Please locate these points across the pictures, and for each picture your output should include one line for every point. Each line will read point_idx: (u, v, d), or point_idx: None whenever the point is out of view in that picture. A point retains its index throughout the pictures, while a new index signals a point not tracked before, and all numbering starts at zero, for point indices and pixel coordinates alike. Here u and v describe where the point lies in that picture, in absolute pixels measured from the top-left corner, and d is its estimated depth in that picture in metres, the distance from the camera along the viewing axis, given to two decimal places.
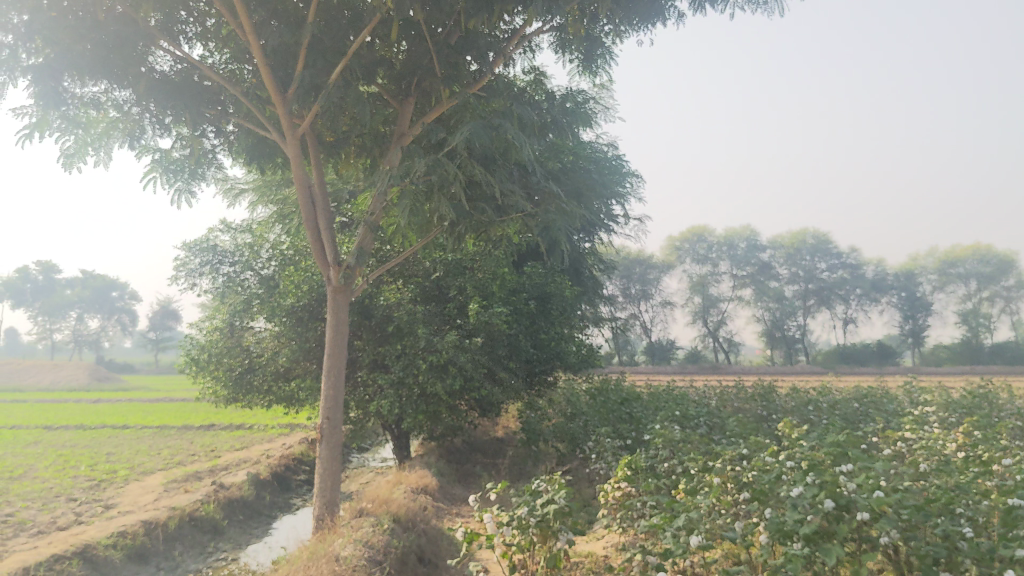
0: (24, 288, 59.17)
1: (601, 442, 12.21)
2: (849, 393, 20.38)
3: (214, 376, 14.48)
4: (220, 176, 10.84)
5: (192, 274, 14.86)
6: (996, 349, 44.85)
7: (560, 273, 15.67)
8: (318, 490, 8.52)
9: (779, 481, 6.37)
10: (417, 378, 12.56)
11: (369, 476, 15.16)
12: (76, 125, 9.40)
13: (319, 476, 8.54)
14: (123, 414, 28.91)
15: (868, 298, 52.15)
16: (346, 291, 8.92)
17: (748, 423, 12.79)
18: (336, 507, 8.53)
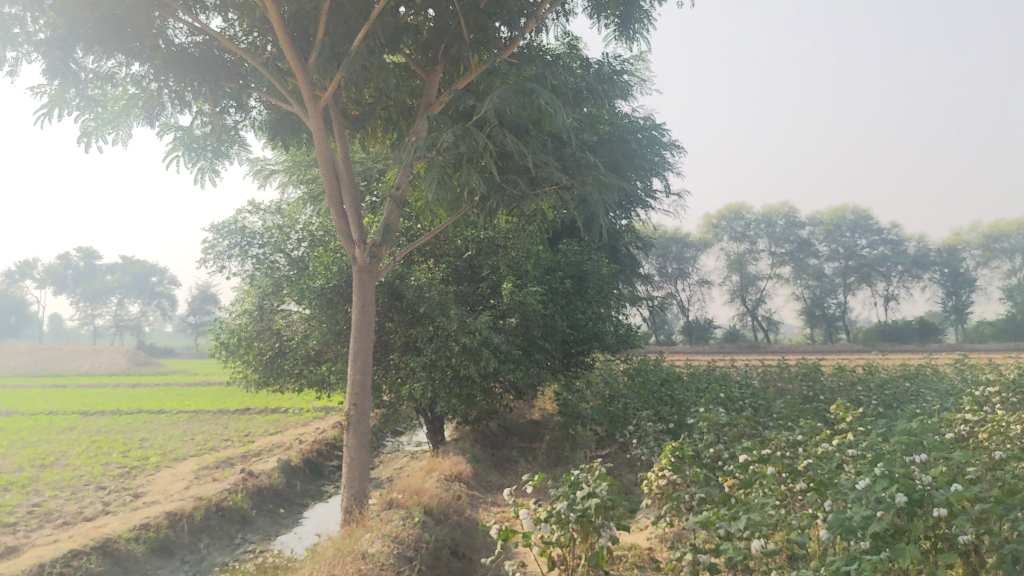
0: (64, 273, 59.70)
1: (642, 426, 11.75)
2: (896, 372, 19.71)
3: (244, 360, 14.17)
4: (244, 154, 10.46)
5: (221, 257, 14.49)
6: None
7: (597, 251, 15.17)
8: (346, 480, 8.18)
9: (839, 471, 5.87)
10: (450, 361, 12.16)
11: (403, 461, 14.82)
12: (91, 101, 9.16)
13: (347, 466, 8.18)
14: (160, 398, 28.92)
15: (910, 275, 51.05)
16: (373, 272, 8.53)
17: (794, 405, 12.28)
18: (365, 499, 8.16)
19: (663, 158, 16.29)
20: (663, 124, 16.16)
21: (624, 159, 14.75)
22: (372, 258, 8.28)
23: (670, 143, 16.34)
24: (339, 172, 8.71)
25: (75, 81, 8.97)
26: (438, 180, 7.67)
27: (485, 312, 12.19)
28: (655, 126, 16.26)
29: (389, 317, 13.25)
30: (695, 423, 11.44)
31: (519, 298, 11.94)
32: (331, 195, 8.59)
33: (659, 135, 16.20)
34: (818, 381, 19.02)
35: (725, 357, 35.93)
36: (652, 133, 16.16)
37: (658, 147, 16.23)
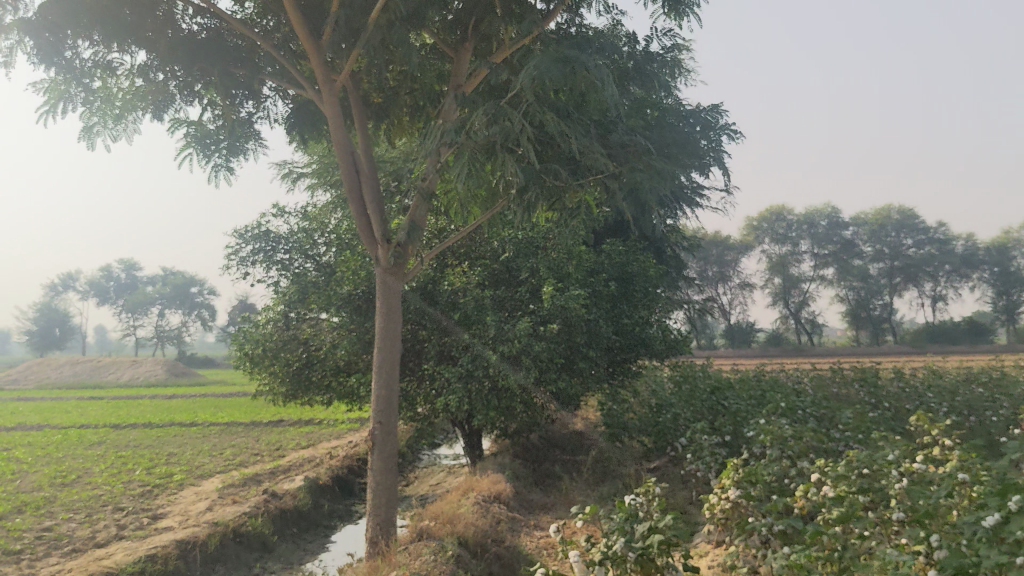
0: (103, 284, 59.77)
1: (696, 439, 10.84)
2: (959, 376, 18.55)
3: (270, 372, 13.44)
4: (262, 152, 9.67)
5: (243, 264, 13.58)
6: None
7: (642, 250, 14.24)
8: (371, 507, 7.40)
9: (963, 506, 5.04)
10: (487, 370, 11.33)
11: (439, 476, 13.99)
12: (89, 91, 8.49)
13: (372, 492, 7.40)
14: (194, 410, 28.32)
15: (958, 274, 49.46)
16: (398, 273, 7.74)
17: (859, 416, 11.30)
18: (393, 528, 7.36)
19: (714, 146, 15.26)
20: (718, 110, 15.08)
21: (672, 148, 13.76)
22: (397, 260, 7.47)
23: (724, 129, 15.27)
24: (359, 162, 7.93)
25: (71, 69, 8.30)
26: (471, 162, 6.85)
27: (524, 317, 11.33)
28: (709, 111, 15.17)
29: (422, 325, 12.44)
30: (753, 437, 10.52)
31: (561, 301, 11.09)
32: (351, 187, 7.80)
33: (712, 120, 15.12)
34: (875, 387, 17.93)
35: (773, 361, 34.77)
36: (704, 118, 15.10)
37: (709, 133, 15.20)
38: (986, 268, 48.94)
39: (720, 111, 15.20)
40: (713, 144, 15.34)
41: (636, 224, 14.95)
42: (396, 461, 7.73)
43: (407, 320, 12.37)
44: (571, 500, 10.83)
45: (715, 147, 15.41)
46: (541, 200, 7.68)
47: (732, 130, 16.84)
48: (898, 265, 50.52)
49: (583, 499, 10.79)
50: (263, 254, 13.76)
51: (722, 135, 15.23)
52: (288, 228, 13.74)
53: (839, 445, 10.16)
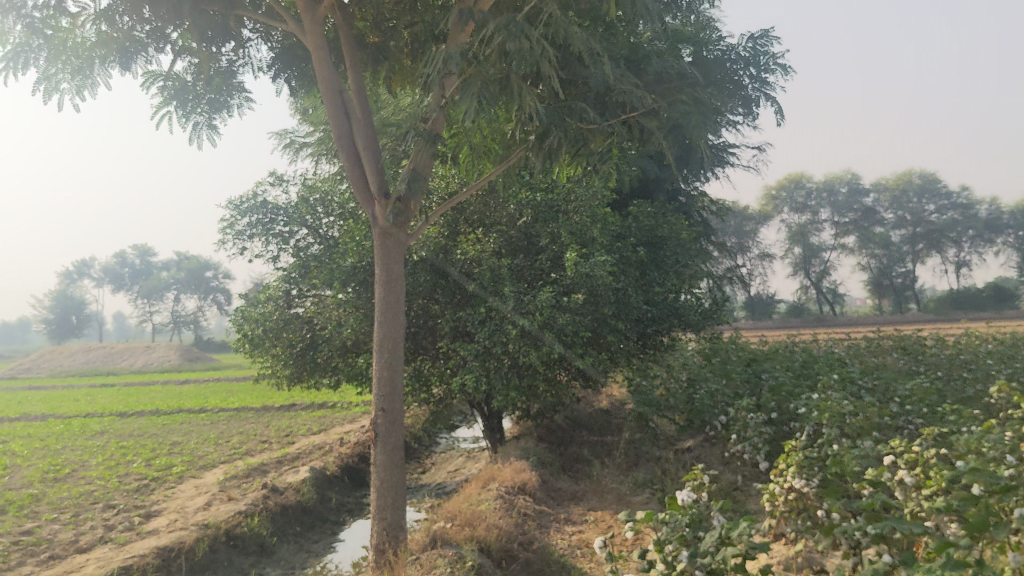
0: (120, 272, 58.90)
1: (741, 419, 9.78)
2: (1004, 343, 17.37)
3: (272, 354, 12.43)
4: (249, 107, 8.56)
5: (239, 238, 12.56)
6: None
7: (672, 213, 13.15)
8: (376, 509, 6.43)
9: None
10: (507, 347, 10.30)
11: (458, 462, 13.01)
12: (40, 33, 7.61)
13: (377, 492, 6.43)
14: (206, 396, 27.39)
15: (983, 239, 47.86)
16: (401, 235, 6.73)
17: (919, 390, 10.17)
18: (402, 532, 6.38)
19: (758, 82, 14.08)
20: (766, 42, 13.80)
21: (711, 86, 12.62)
22: (395, 217, 6.46)
23: (771, 64, 14.02)
24: (351, 108, 6.94)
25: (16, 6, 7.41)
26: (479, 87, 5.82)
27: (545, 287, 10.28)
28: (756, 42, 13.90)
29: (434, 298, 11.39)
30: (806, 415, 9.42)
31: (586, 269, 10.01)
32: (341, 138, 6.82)
33: (759, 54, 13.89)
34: (918, 355, 16.73)
35: (798, 332, 33.51)
36: (749, 51, 13.87)
37: (752, 68, 13.98)
38: (1011, 233, 47.50)
39: (769, 43, 13.94)
40: (756, 78, 14.17)
41: (663, 177, 13.84)
42: (404, 453, 6.74)
43: (418, 293, 11.33)
44: (603, 488, 9.79)
45: (758, 81, 14.24)
46: (567, 146, 6.67)
47: (780, 64, 15.48)
48: (920, 231, 49.05)
49: (616, 487, 9.75)
50: (261, 227, 12.72)
51: (767, 70, 14.03)
52: (287, 198, 12.68)
53: (901, 421, 9.08)
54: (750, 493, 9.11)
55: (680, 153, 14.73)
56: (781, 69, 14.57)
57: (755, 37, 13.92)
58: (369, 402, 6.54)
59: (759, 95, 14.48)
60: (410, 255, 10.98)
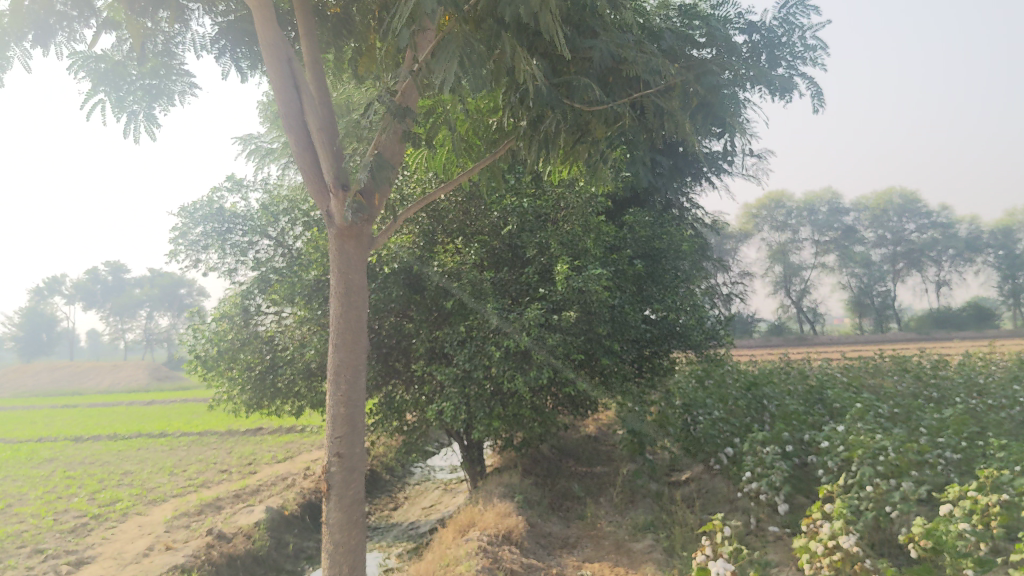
0: (94, 289, 56.79)
1: (755, 454, 8.68)
2: (1014, 368, 16.19)
3: (228, 377, 11.21)
4: (191, 95, 7.41)
5: (193, 248, 11.35)
6: None
7: (670, 222, 12.07)
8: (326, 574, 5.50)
9: None
10: (488, 371, 9.20)
11: (435, 497, 11.82)
12: None
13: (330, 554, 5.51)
14: (169, 418, 25.94)
15: (964, 258, 46.31)
16: (361, 237, 5.77)
17: (954, 420, 9.08)
18: None
19: (789, 62, 13.00)
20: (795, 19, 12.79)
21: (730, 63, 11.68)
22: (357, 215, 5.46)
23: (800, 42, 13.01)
24: (302, 80, 5.83)
25: None
26: (461, 49, 4.84)
27: (532, 303, 9.17)
28: (786, 18, 12.91)
29: (408, 315, 10.25)
30: (830, 450, 8.34)
31: (579, 283, 8.88)
32: (289, 116, 5.72)
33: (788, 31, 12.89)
34: (926, 379, 15.59)
35: (780, 352, 32.34)
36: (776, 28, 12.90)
37: (778, 48, 13.03)
38: (990, 252, 44.77)
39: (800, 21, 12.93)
40: (789, 57, 13.10)
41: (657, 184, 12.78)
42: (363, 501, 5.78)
43: (389, 311, 10.17)
44: (598, 533, 8.64)
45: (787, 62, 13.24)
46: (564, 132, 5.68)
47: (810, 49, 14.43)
48: (900, 250, 47.56)
49: (613, 531, 8.60)
50: (217, 236, 11.51)
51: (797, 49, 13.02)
52: (246, 205, 11.49)
53: (940, 459, 8.00)
54: (765, 540, 8.00)
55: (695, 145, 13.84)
56: (816, 47, 13.49)
57: (786, 12, 12.89)
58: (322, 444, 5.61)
59: (793, 73, 13.43)
60: (381, 268, 9.82)
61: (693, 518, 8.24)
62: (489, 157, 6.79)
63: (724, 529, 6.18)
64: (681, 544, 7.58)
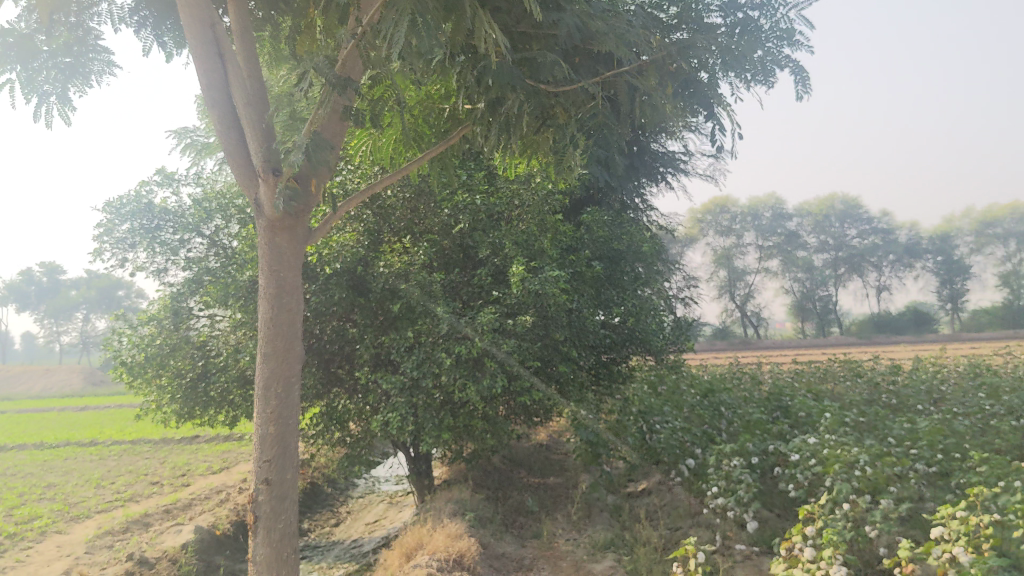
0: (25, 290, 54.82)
1: (723, 467, 8.19)
2: (965, 374, 15.99)
3: (157, 385, 10.43)
4: (109, 71, 6.76)
5: (118, 247, 10.55)
6: None
7: (627, 221, 11.55)
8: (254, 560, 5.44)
9: None
10: (437, 379, 8.61)
11: (379, 511, 11.17)
12: None
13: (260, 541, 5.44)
14: (98, 425, 24.82)
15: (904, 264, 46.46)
16: (294, 229, 5.60)
17: (926, 430, 8.68)
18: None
19: None
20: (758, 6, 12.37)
21: None
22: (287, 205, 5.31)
23: None
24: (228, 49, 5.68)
25: None
26: (413, 13, 4.31)
27: (485, 307, 8.61)
28: None
29: (352, 320, 9.59)
30: (800, 463, 7.89)
31: (535, 286, 8.31)
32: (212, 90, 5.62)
33: None
34: (879, 385, 15.30)
35: (724, 355, 32.00)
36: None
37: None
38: (929, 258, 44.98)
39: None
40: None
41: (613, 184, 12.26)
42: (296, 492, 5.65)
43: (331, 314, 9.50)
44: (555, 553, 8.08)
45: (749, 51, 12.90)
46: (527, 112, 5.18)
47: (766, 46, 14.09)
48: (841, 256, 47.69)
49: (571, 550, 8.04)
50: (146, 234, 10.71)
51: None
52: (177, 201, 10.71)
53: (915, 474, 7.57)
54: (734, 559, 7.52)
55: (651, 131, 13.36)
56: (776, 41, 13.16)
57: None
58: (250, 459, 5.44)
59: None
60: (322, 268, 9.13)
61: (657, 537, 7.71)
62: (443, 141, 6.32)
63: (697, 556, 5.70)
64: (646, 566, 7.04)
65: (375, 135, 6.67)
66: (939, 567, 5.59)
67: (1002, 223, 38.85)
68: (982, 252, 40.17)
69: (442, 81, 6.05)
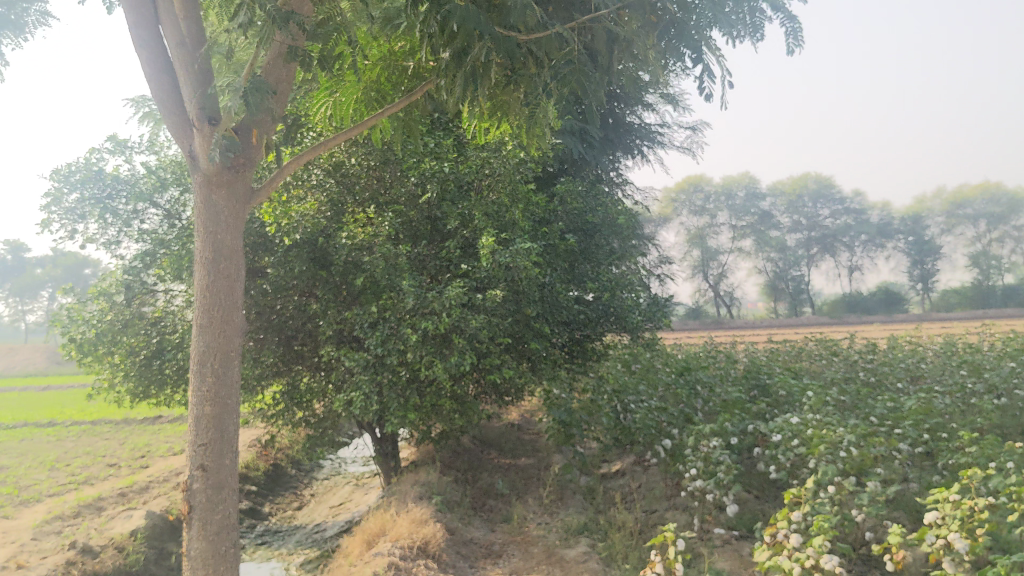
0: None
1: (702, 448, 7.84)
2: (943, 352, 15.72)
3: (110, 363, 9.93)
4: (48, 23, 6.40)
5: (69, 217, 10.03)
6: (1008, 291, 40.11)
7: (602, 193, 11.14)
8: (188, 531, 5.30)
9: None
10: (403, 356, 8.21)
11: (345, 494, 10.77)
12: None
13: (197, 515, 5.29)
14: (56, 406, 24.09)
15: (876, 245, 46.30)
16: (233, 185, 5.52)
17: (910, 409, 8.38)
18: (220, 562, 5.28)
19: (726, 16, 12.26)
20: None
21: None
22: (224, 156, 5.26)
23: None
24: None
25: None
26: None
27: (453, 281, 8.19)
28: None
29: (314, 294, 9.15)
30: (781, 443, 7.56)
31: (506, 259, 7.91)
32: (144, 37, 5.51)
33: None
34: (857, 363, 15.01)
35: (696, 334, 31.63)
36: None
37: None
38: (901, 238, 44.93)
39: None
40: None
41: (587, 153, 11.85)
42: (236, 468, 5.47)
43: (292, 288, 9.04)
44: (526, 538, 7.70)
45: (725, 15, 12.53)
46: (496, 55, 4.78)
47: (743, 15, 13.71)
48: (814, 236, 47.34)
49: (543, 535, 7.67)
50: (97, 204, 10.18)
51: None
52: (131, 170, 10.18)
53: (902, 454, 7.25)
54: (714, 543, 7.18)
55: (625, 96, 12.95)
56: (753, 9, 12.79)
57: None
58: (188, 443, 5.33)
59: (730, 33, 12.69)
60: (282, 239, 8.68)
61: (633, 521, 7.36)
62: (406, 99, 6.06)
63: (678, 543, 5.32)
64: (622, 553, 6.68)
65: (337, 91, 6.34)
66: (932, 554, 5.24)
67: (973, 203, 38.87)
68: (952, 233, 40.14)
69: (404, 30, 5.65)
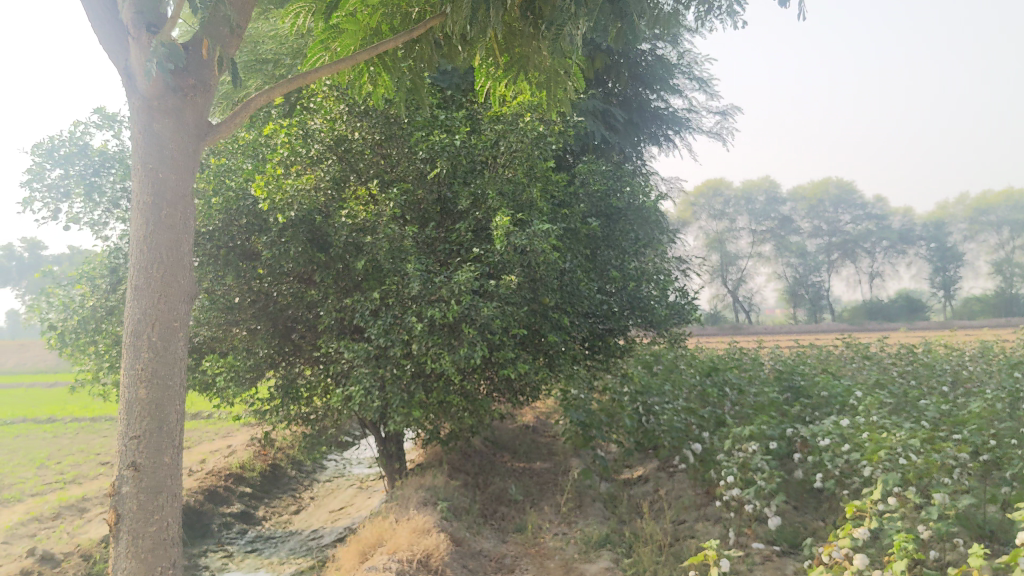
0: None
1: (738, 453, 7.04)
2: (988, 358, 14.71)
3: (95, 353, 9.20)
4: None
5: (53, 196, 9.32)
6: None
7: (627, 177, 10.33)
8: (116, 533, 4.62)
9: None
10: (407, 347, 7.43)
11: (346, 498, 9.99)
12: None
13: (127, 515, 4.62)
14: (59, 403, 23.36)
15: (896, 253, 44.96)
16: (179, 114, 5.04)
17: (968, 413, 7.52)
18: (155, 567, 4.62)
19: None
20: None
21: None
22: (164, 67, 4.80)
23: None
24: None
25: None
26: None
27: (464, 265, 7.42)
28: None
29: (314, 280, 8.38)
30: (827, 448, 6.75)
31: (522, 241, 7.14)
32: None
33: None
34: (894, 367, 14.05)
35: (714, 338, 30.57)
36: None
37: None
38: (925, 244, 43.82)
39: None
40: None
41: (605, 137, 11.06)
42: (177, 460, 4.81)
43: (289, 273, 8.28)
44: (541, 551, 6.91)
45: None
46: None
47: None
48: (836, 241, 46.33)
49: (559, 548, 6.87)
50: (82, 181, 9.46)
51: None
52: (120, 145, 9.47)
53: (966, 464, 6.41)
54: (752, 559, 6.37)
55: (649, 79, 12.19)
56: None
57: None
58: (118, 436, 4.70)
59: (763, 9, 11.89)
60: (277, 218, 7.93)
61: (661, 533, 6.56)
62: (406, 33, 5.39)
63: (720, 562, 4.51)
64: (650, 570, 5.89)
65: (334, 44, 5.64)
66: None
67: (996, 210, 37.81)
68: (976, 239, 38.96)
69: None
